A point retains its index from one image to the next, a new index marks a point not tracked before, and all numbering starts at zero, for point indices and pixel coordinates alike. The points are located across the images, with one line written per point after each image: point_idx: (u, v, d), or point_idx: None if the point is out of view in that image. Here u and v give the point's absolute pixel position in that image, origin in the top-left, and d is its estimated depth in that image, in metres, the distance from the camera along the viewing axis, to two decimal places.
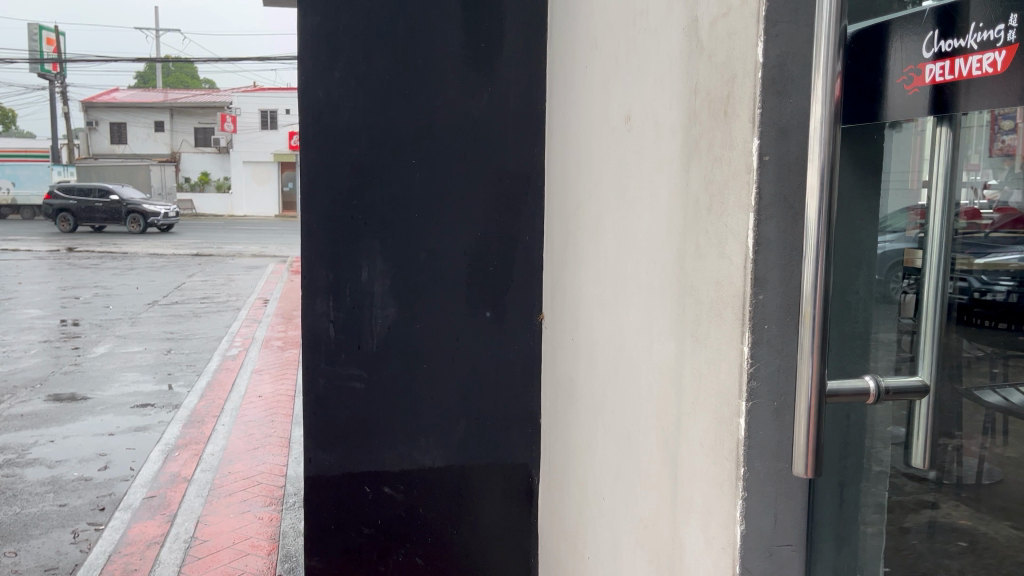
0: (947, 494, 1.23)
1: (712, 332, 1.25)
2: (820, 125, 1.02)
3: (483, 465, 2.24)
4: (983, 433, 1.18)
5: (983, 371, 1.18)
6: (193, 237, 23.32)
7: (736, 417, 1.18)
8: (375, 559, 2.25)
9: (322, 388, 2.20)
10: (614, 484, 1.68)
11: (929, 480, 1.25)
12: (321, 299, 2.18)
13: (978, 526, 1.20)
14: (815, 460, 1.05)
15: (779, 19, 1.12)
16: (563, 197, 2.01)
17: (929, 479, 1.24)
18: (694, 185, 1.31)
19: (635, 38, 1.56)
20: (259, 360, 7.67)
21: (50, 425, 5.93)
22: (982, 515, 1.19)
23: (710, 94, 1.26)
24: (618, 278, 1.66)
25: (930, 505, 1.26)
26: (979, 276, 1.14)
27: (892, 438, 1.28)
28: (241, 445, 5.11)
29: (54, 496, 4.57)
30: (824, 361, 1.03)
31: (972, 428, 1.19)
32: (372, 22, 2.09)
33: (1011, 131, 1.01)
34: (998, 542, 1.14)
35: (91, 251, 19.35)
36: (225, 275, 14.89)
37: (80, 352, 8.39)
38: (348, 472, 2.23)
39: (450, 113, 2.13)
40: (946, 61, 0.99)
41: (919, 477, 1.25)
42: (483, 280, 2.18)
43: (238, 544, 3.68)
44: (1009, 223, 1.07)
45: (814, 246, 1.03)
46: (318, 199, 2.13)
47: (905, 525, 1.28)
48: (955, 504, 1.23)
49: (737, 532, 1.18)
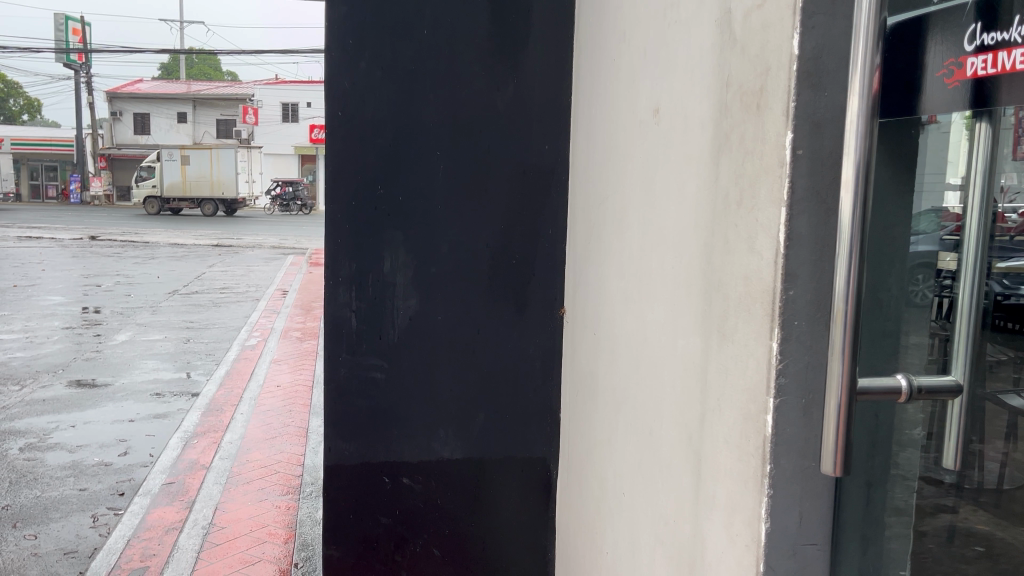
0: (967, 498, 1.23)
1: (739, 328, 1.24)
2: (855, 119, 1.00)
3: (501, 458, 2.22)
4: (1005, 438, 1.17)
5: (1005, 376, 1.15)
6: (212, 228, 23.47)
7: (762, 414, 1.17)
8: (392, 549, 2.25)
9: (343, 378, 2.21)
10: (635, 479, 1.67)
11: (948, 483, 1.24)
12: (344, 289, 2.18)
13: (995, 531, 1.19)
14: (845, 458, 1.04)
15: (816, 11, 1.11)
16: (587, 191, 2.00)
17: (947, 482, 1.23)
18: (723, 180, 1.30)
19: (665, 31, 1.54)
20: (278, 350, 7.71)
21: (71, 410, 6.00)
22: (1000, 521, 1.18)
23: (744, 87, 1.24)
24: (643, 273, 1.65)
25: (949, 509, 1.25)
26: (1000, 280, 1.12)
27: (914, 441, 1.26)
28: (259, 434, 5.14)
29: (74, 481, 4.61)
30: (855, 360, 1.02)
31: (994, 434, 1.17)
32: (399, 13, 2.08)
33: None
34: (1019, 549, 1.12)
35: (112, 240, 19.51)
36: (244, 266, 14.98)
37: (101, 339, 8.47)
38: (367, 461, 2.23)
39: (475, 104, 2.11)
40: (988, 54, 0.97)
41: (937, 481, 1.24)
42: (506, 274, 2.16)
43: (255, 532, 3.70)
44: None
45: (848, 245, 1.01)
46: (342, 189, 2.14)
47: (923, 529, 1.26)
48: (973, 509, 1.23)
49: (761, 529, 1.17)
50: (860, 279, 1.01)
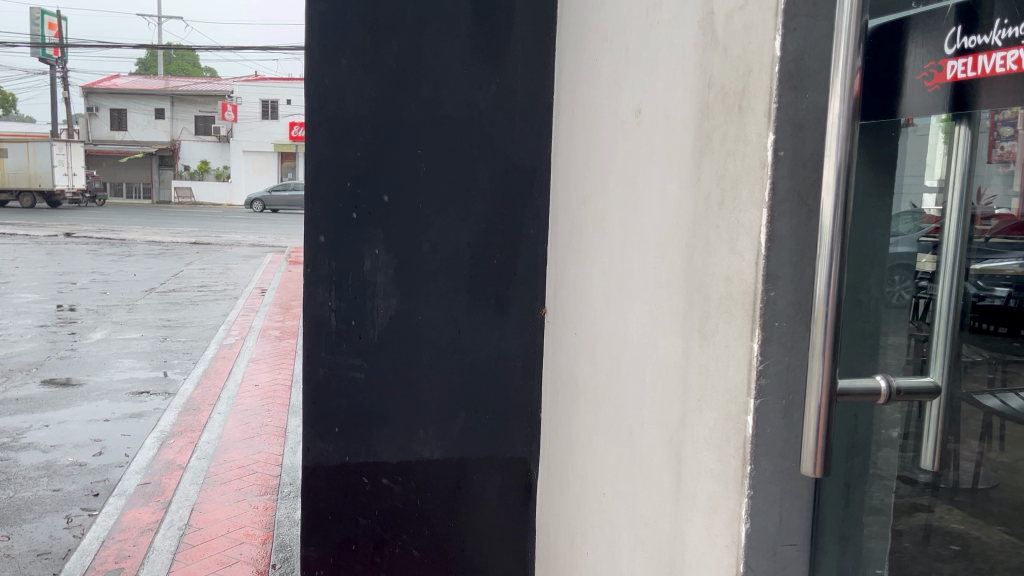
0: (943, 497, 1.26)
1: (720, 329, 1.25)
2: (837, 121, 1.01)
3: (482, 459, 2.19)
4: (981, 438, 1.23)
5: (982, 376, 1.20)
6: (190, 226, 23.25)
7: (743, 415, 1.17)
8: (371, 550, 2.23)
9: (322, 378, 2.19)
10: (616, 479, 1.67)
11: (922, 483, 1.26)
12: (323, 289, 2.16)
13: (972, 531, 1.23)
14: (824, 459, 1.04)
15: (798, 13, 1.11)
16: (569, 190, 1.99)
17: (922, 482, 1.25)
18: (705, 180, 1.31)
19: (648, 31, 1.54)
20: (256, 350, 7.65)
21: (46, 409, 5.92)
22: (976, 521, 1.23)
23: (726, 88, 1.24)
24: (625, 273, 1.65)
25: (924, 509, 1.26)
26: (976, 282, 1.12)
27: (890, 442, 1.28)
28: (237, 434, 5.09)
29: (48, 481, 4.55)
30: (836, 361, 1.02)
31: (971, 433, 1.22)
32: (380, 9, 2.03)
33: (1011, 139, 1.01)
34: (993, 546, 1.18)
35: (87, 237, 19.25)
36: (223, 264, 14.85)
37: (76, 337, 8.36)
38: (344, 461, 2.21)
39: (457, 102, 2.07)
40: (968, 57, 0.97)
41: (911, 480, 1.26)
42: (488, 274, 2.13)
43: (232, 533, 3.66)
44: (1008, 229, 1.06)
45: (830, 247, 1.01)
46: (320, 185, 2.10)
47: (898, 528, 1.27)
48: (948, 508, 1.26)
49: (742, 530, 1.17)
50: (840, 279, 1.02)
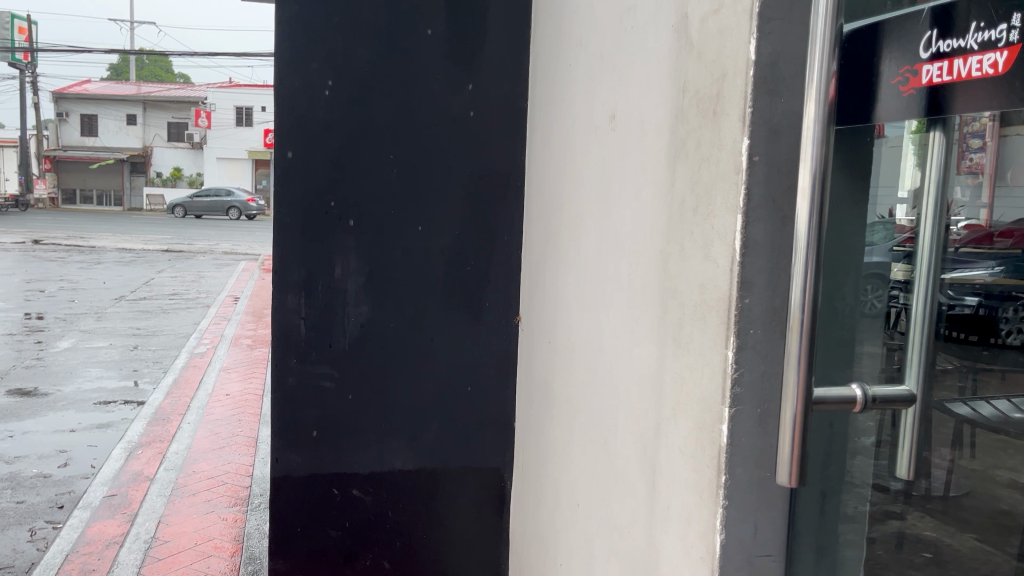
0: (914, 504, 1.22)
1: (695, 336, 1.23)
2: (812, 127, 0.99)
3: (455, 469, 2.15)
4: (951, 446, 1.19)
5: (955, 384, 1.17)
6: (161, 233, 22.97)
7: (718, 423, 1.15)
8: (341, 563, 2.12)
9: (291, 387, 2.04)
10: (590, 489, 1.64)
11: (896, 490, 1.23)
12: (293, 295, 2.02)
13: (942, 538, 1.17)
14: (800, 467, 1.02)
15: (772, 17, 1.09)
16: (543, 197, 1.97)
17: (895, 489, 1.23)
18: (680, 186, 1.29)
19: (623, 36, 1.52)
20: (227, 358, 7.54)
21: (9, 420, 5.78)
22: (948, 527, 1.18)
23: (700, 93, 1.23)
24: (599, 281, 1.63)
25: (897, 517, 1.23)
26: (947, 291, 1.11)
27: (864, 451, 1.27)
28: (206, 445, 5.00)
29: (11, 493, 4.43)
30: (811, 369, 1.01)
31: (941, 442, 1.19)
32: (355, 9, 1.97)
33: (979, 150, 1.03)
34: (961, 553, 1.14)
35: (56, 244, 18.94)
36: (195, 271, 14.67)
37: (42, 346, 8.19)
38: (314, 472, 2.09)
39: (430, 107, 2.04)
40: (943, 62, 0.97)
41: (884, 487, 1.24)
42: (460, 282, 2.10)
43: (200, 546, 3.59)
44: (977, 238, 1.07)
45: (804, 253, 1.00)
46: (290, 192, 1.99)
47: (872, 537, 1.24)
48: (920, 516, 1.20)
49: (717, 540, 1.15)
50: (815, 286, 1.00)
